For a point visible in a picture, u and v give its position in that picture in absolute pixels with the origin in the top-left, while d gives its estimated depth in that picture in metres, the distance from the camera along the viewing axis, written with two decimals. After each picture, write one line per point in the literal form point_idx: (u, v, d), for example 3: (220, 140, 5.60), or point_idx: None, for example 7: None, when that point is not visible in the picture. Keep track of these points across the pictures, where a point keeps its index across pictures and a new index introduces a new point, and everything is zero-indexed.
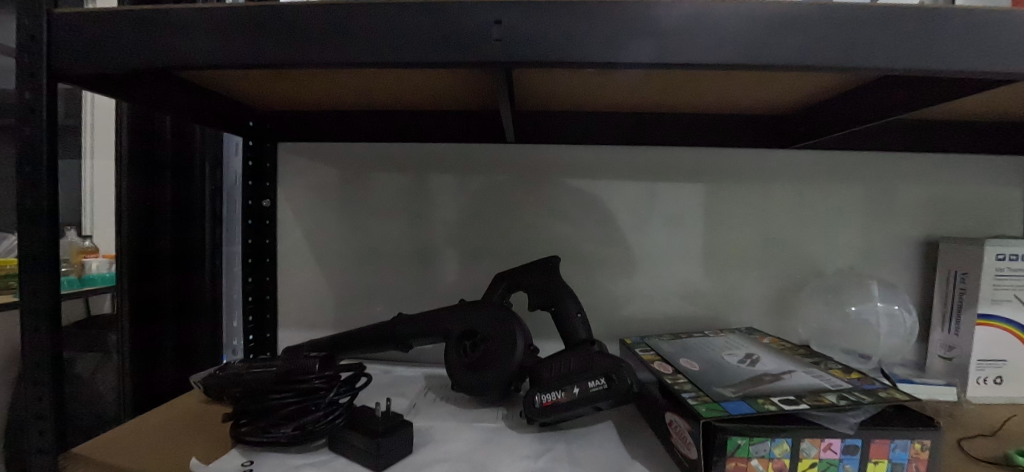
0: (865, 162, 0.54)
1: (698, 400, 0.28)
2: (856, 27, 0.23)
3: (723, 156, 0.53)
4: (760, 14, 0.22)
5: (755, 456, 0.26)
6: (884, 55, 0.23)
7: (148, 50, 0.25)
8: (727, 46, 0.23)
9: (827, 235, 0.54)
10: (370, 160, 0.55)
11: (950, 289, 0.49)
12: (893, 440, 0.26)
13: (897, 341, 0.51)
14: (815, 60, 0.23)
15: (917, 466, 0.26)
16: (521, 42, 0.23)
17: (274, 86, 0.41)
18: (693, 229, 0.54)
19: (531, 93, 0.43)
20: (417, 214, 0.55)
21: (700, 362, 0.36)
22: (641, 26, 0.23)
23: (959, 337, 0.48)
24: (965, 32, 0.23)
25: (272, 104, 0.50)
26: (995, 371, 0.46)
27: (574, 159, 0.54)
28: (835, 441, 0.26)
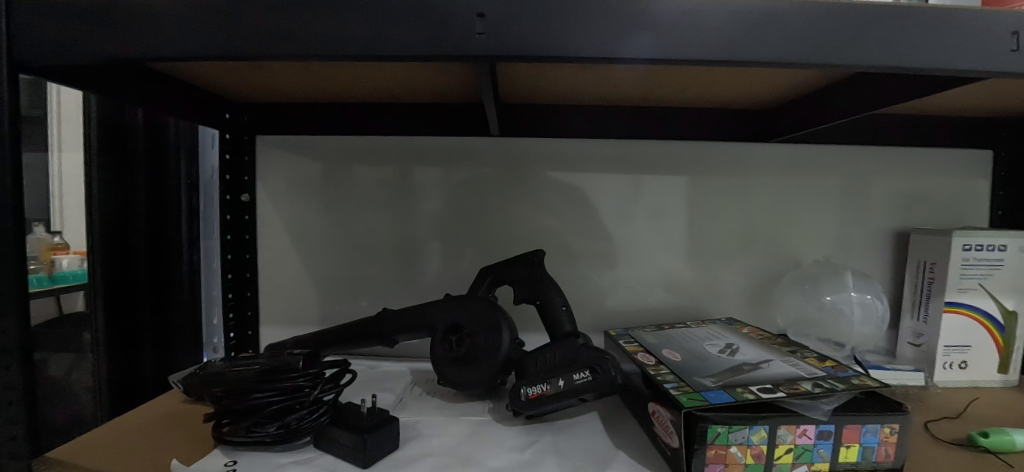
0: (842, 154, 0.55)
1: (680, 390, 0.29)
2: (837, 22, 0.23)
3: (707, 149, 0.54)
4: (743, 10, 0.23)
5: (734, 444, 0.26)
6: (859, 53, 0.23)
7: (113, 39, 0.24)
8: (708, 43, 0.23)
9: (804, 227, 0.55)
10: (353, 152, 0.54)
11: (920, 278, 0.51)
12: (864, 425, 0.27)
13: (870, 329, 0.51)
14: (792, 57, 0.23)
15: (886, 449, 0.28)
16: (505, 35, 0.23)
17: (254, 78, 0.40)
18: (678, 222, 0.55)
19: (516, 86, 0.43)
20: (402, 209, 0.55)
21: (682, 353, 0.37)
22: (627, 19, 0.23)
23: (928, 324, 0.50)
24: (943, 31, 0.23)
25: (249, 96, 0.48)
26: (962, 357, 0.48)
27: (560, 152, 0.54)
28: (810, 427, 0.27)
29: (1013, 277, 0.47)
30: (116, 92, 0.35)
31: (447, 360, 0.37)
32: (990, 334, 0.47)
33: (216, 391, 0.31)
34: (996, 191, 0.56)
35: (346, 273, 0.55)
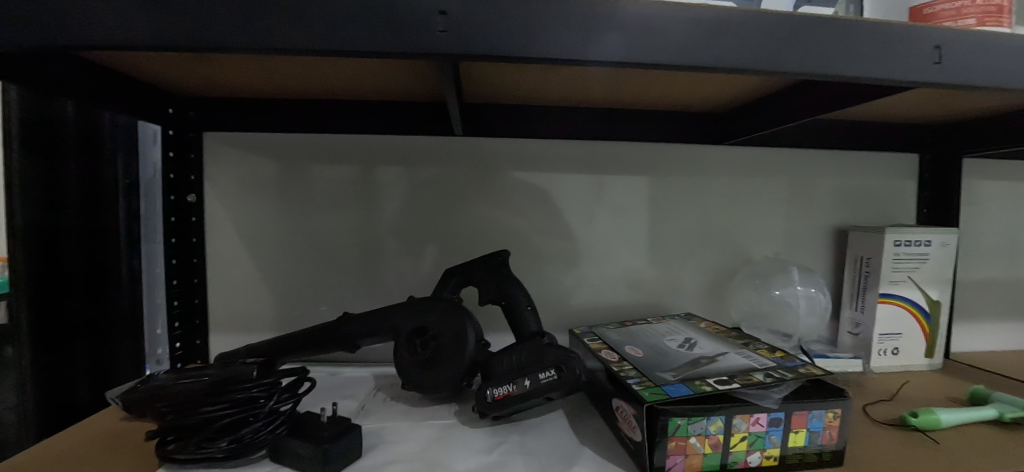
0: (789, 156, 0.58)
1: (642, 385, 0.29)
2: (785, 30, 0.24)
3: (667, 151, 0.56)
4: (700, 16, 0.24)
5: (692, 435, 0.27)
6: (804, 62, 0.25)
7: (32, 25, 0.22)
8: (667, 48, 0.24)
9: (755, 225, 0.58)
10: (311, 150, 0.52)
11: (857, 272, 0.55)
12: (811, 411, 0.29)
13: (814, 320, 0.56)
14: (744, 64, 0.24)
15: (830, 432, 0.29)
16: (469, 35, 0.22)
17: (202, 72, 0.38)
18: (640, 221, 0.56)
19: (480, 86, 0.43)
20: (365, 209, 0.53)
21: (644, 349, 0.38)
22: (589, 21, 0.23)
23: (865, 314, 0.53)
24: (878, 41, 0.25)
25: (195, 90, 0.45)
26: (893, 343, 0.52)
27: (525, 152, 0.54)
28: (762, 416, 0.28)
29: (936, 269, 0.52)
30: (46, 89, 0.32)
31: (412, 365, 0.36)
32: (917, 321, 0.52)
33: (159, 407, 0.29)
34: (922, 191, 0.61)
35: (305, 277, 0.53)
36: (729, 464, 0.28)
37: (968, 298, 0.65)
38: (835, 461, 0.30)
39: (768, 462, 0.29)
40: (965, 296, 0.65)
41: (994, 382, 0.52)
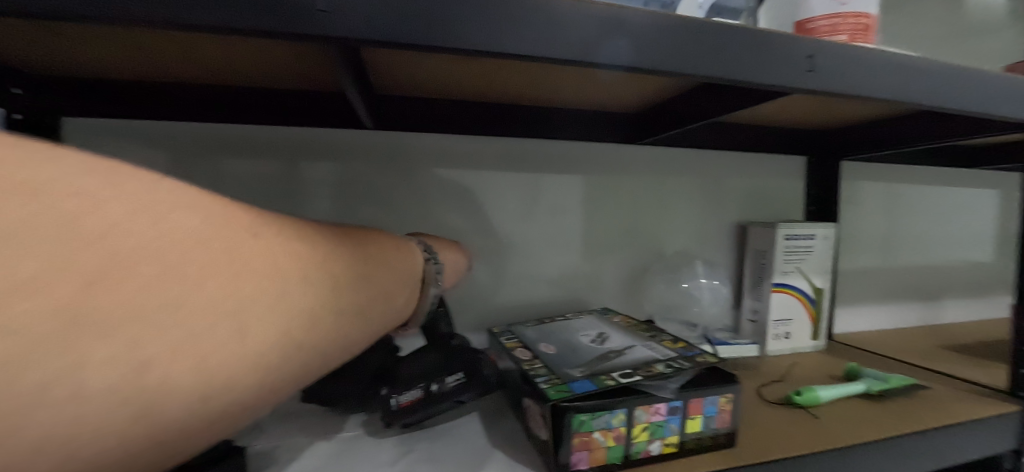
0: (696, 155, 0.62)
1: (550, 383, 0.30)
2: (674, 28, 0.25)
3: (591, 152, 0.57)
4: (595, 11, 0.24)
5: (597, 429, 0.28)
6: (693, 63, 0.26)
7: None
8: (561, 47, 0.23)
9: (667, 221, 0.61)
10: (201, 140, 0.47)
11: (755, 263, 0.60)
12: (706, 397, 0.30)
13: (717, 309, 0.64)
14: (637, 61, 0.25)
15: (723, 416, 0.31)
16: (349, 19, 0.21)
17: (46, 44, 0.32)
18: (561, 218, 0.57)
19: (391, 78, 0.41)
20: (267, 207, 0.49)
21: (557, 346, 0.38)
22: (478, 11, 0.22)
23: (762, 302, 0.59)
24: (754, 44, 0.27)
25: (53, 68, 0.39)
26: (788, 328, 0.58)
27: (442, 148, 0.53)
28: (662, 405, 0.29)
29: (820, 259, 0.59)
30: None
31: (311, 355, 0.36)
32: (806, 308, 0.59)
33: None
34: (811, 189, 0.69)
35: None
36: (632, 453, 0.29)
37: (844, 285, 0.74)
38: (726, 441, 0.32)
39: (666, 448, 0.30)
40: (840, 284, 0.74)
41: (861, 356, 0.60)
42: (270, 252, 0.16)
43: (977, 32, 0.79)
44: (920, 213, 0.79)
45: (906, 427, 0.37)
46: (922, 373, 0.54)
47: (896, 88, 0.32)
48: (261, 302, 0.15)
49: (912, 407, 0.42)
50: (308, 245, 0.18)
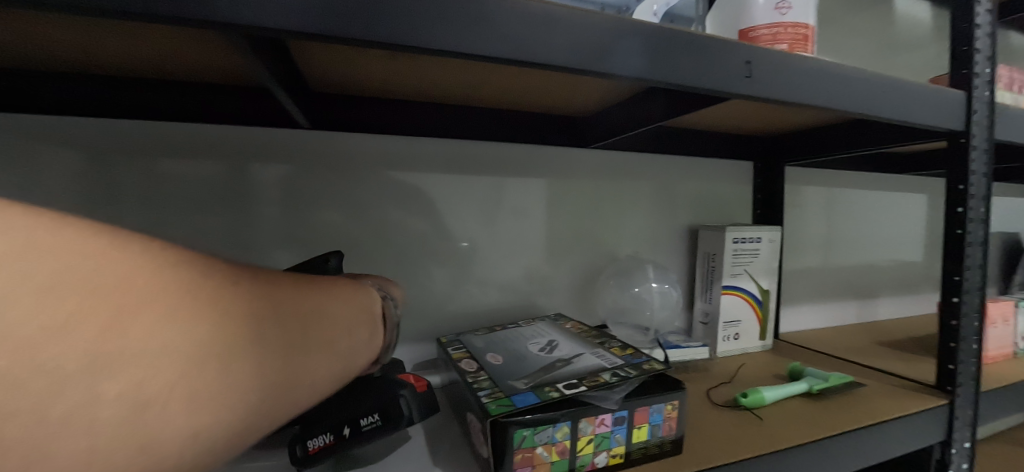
0: (671, 183, 0.81)
1: (490, 396, 0.38)
2: (655, 42, 0.38)
3: (545, 154, 0.73)
4: (599, 22, 0.36)
5: (540, 443, 0.36)
6: (664, 77, 0.38)
7: None
8: (577, 55, 0.35)
9: (642, 234, 0.80)
10: (306, 145, 0.61)
11: (706, 266, 0.76)
12: (651, 406, 0.40)
13: (667, 312, 0.78)
14: (630, 73, 0.37)
15: (669, 422, 0.41)
16: (435, 31, 0.31)
17: (202, 55, 0.43)
18: (568, 221, 0.75)
19: (454, 73, 0.46)
20: (372, 204, 0.65)
21: (502, 356, 0.48)
22: (523, 26, 0.33)
23: (711, 304, 0.74)
24: (707, 65, 0.40)
25: (179, 65, 0.48)
26: (736, 329, 0.74)
27: (486, 151, 0.69)
28: (607, 417, 0.38)
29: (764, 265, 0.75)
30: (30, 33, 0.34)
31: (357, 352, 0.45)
32: (752, 309, 0.75)
33: None
34: (758, 195, 0.90)
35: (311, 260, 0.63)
36: (577, 467, 0.38)
37: (789, 289, 1.00)
38: (675, 449, 0.42)
39: (615, 459, 0.39)
40: (788, 286, 0.99)
41: (820, 360, 0.73)
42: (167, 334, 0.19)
43: (896, 49, 1.07)
44: (847, 213, 1.07)
45: (839, 428, 0.49)
46: (870, 374, 0.66)
47: (822, 94, 0.45)
48: (205, 391, 0.19)
49: (835, 401, 0.55)
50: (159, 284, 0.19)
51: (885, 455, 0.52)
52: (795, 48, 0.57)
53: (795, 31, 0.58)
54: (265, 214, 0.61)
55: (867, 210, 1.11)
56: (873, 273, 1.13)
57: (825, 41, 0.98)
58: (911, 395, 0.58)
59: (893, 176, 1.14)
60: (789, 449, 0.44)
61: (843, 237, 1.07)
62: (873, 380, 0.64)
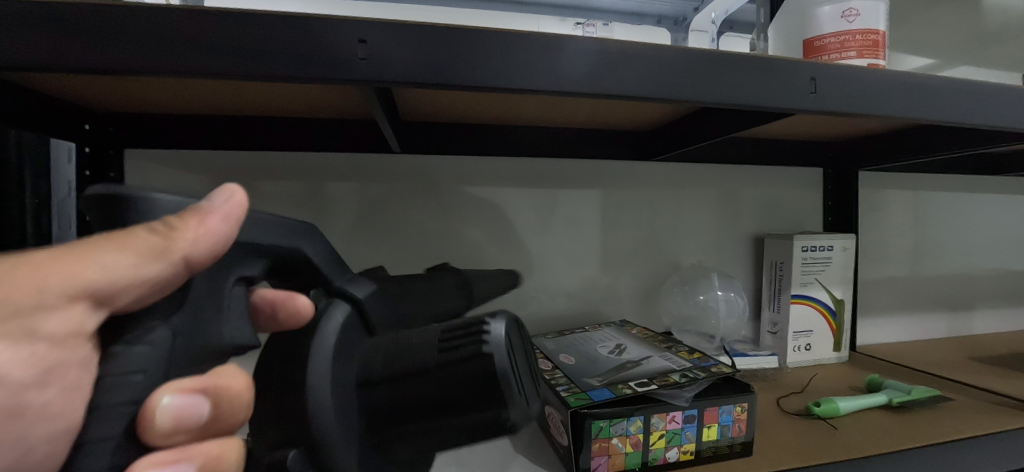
0: (733, 189, 0.82)
1: (567, 391, 0.43)
2: (720, 66, 0.41)
3: (603, 167, 0.76)
4: (665, 54, 0.40)
5: (616, 435, 0.40)
6: (729, 96, 0.41)
7: (215, 59, 0.32)
8: (648, 83, 0.39)
9: (704, 243, 0.80)
10: (395, 167, 0.70)
11: (774, 274, 0.75)
12: (720, 406, 0.42)
13: (734, 321, 0.76)
14: (697, 95, 0.41)
15: (738, 423, 0.43)
16: (524, 74, 0.37)
17: (320, 100, 0.52)
18: (629, 230, 0.78)
19: (527, 105, 0.53)
20: (449, 218, 0.73)
21: (573, 356, 0.53)
22: (601, 60, 0.38)
23: (780, 313, 0.73)
24: (768, 83, 0.42)
25: (304, 108, 0.58)
26: (808, 339, 0.73)
27: (551, 167, 0.75)
28: (677, 414, 0.41)
29: (837, 273, 0.73)
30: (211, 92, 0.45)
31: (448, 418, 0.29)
32: (825, 319, 0.73)
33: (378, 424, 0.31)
34: (828, 201, 0.87)
35: (397, 268, 0.72)
36: (649, 460, 0.41)
37: (868, 298, 0.94)
38: (745, 450, 0.44)
39: (685, 455, 0.42)
40: (866, 296, 0.94)
41: (903, 373, 0.70)
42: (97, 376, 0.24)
43: (987, 40, 0.99)
44: (935, 217, 0.99)
45: (923, 440, 0.48)
46: (962, 390, 0.62)
47: (889, 105, 0.46)
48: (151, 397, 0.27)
49: (919, 415, 0.54)
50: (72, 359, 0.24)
51: None
52: (864, 54, 0.57)
53: (865, 37, 0.57)
54: (360, 229, 0.70)
55: (960, 213, 1.02)
56: (968, 282, 1.04)
57: (902, 37, 0.93)
58: (1010, 414, 0.54)
59: (992, 176, 1.04)
60: (867, 459, 0.44)
61: (932, 243, 0.99)
62: (965, 396, 0.60)
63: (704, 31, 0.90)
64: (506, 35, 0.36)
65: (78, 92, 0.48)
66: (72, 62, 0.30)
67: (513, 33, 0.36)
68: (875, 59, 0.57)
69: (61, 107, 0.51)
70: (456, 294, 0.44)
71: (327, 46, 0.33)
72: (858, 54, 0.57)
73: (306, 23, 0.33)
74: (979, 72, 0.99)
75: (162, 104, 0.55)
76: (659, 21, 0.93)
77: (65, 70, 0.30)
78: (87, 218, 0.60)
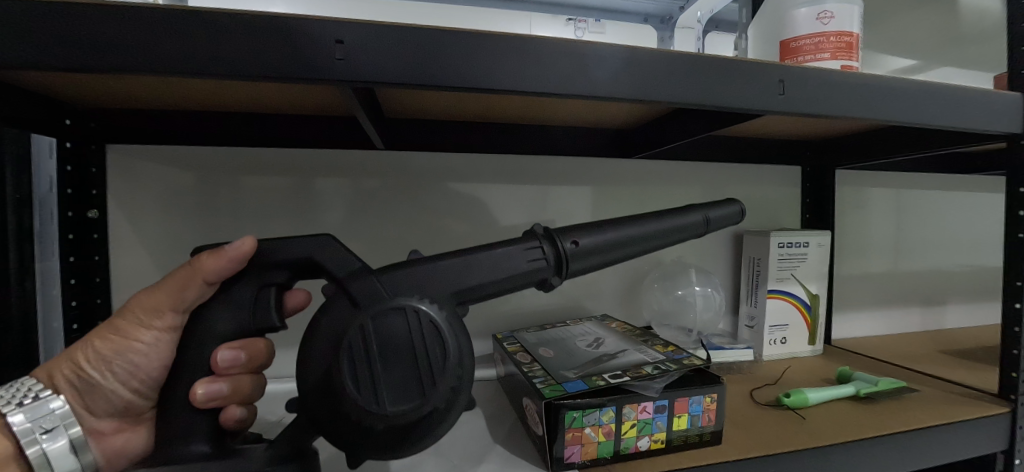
0: (714, 186, 0.83)
1: (543, 383, 0.44)
2: (698, 68, 0.42)
3: (588, 164, 0.78)
4: (643, 55, 0.41)
5: (588, 425, 0.41)
6: (706, 97, 0.43)
7: (194, 58, 0.32)
8: (626, 84, 0.41)
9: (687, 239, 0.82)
10: (380, 164, 0.71)
11: (752, 270, 0.77)
12: (690, 397, 0.44)
13: (710, 314, 0.78)
14: (678, 96, 0.42)
15: (708, 412, 0.44)
16: (509, 75, 0.38)
17: (307, 98, 0.52)
18: None
19: (509, 105, 0.54)
20: (434, 213, 0.73)
21: (552, 349, 0.54)
22: (581, 59, 0.39)
23: (757, 308, 0.75)
24: (741, 83, 0.44)
25: (297, 106, 0.59)
26: (784, 333, 0.75)
27: (536, 164, 0.76)
28: (648, 404, 0.42)
29: (812, 269, 0.75)
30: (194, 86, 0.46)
31: (362, 429, 0.34)
32: (801, 313, 0.75)
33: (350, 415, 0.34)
34: (806, 199, 0.89)
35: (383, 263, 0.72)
36: (622, 449, 0.43)
37: (845, 293, 0.97)
38: (715, 439, 0.45)
39: (656, 444, 0.44)
40: (843, 291, 0.97)
41: (874, 366, 0.72)
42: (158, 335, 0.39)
43: (962, 41, 1.02)
44: (912, 214, 1.02)
45: (885, 429, 0.50)
46: (928, 382, 0.65)
47: (856, 107, 0.47)
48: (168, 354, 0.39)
49: (884, 405, 0.56)
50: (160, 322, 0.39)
51: (937, 460, 0.52)
52: (838, 56, 0.58)
53: (839, 39, 0.59)
54: (346, 224, 0.71)
55: (937, 210, 1.04)
56: (943, 278, 1.07)
57: (881, 38, 0.95)
58: (972, 405, 0.56)
59: (968, 175, 1.06)
60: (830, 447, 0.46)
61: (908, 239, 1.02)
62: (931, 387, 0.63)
63: (691, 29, 0.90)
64: (488, 37, 0.37)
65: (64, 89, 0.48)
66: (55, 59, 0.31)
67: (491, 35, 0.37)
68: (850, 61, 0.59)
69: (46, 101, 0.52)
70: (527, 261, 0.41)
71: (310, 45, 0.34)
72: (831, 56, 0.59)
73: (287, 20, 0.33)
74: (957, 73, 1.01)
75: (146, 100, 0.56)
76: (646, 19, 0.94)
77: (45, 66, 0.31)
78: (72, 213, 0.60)
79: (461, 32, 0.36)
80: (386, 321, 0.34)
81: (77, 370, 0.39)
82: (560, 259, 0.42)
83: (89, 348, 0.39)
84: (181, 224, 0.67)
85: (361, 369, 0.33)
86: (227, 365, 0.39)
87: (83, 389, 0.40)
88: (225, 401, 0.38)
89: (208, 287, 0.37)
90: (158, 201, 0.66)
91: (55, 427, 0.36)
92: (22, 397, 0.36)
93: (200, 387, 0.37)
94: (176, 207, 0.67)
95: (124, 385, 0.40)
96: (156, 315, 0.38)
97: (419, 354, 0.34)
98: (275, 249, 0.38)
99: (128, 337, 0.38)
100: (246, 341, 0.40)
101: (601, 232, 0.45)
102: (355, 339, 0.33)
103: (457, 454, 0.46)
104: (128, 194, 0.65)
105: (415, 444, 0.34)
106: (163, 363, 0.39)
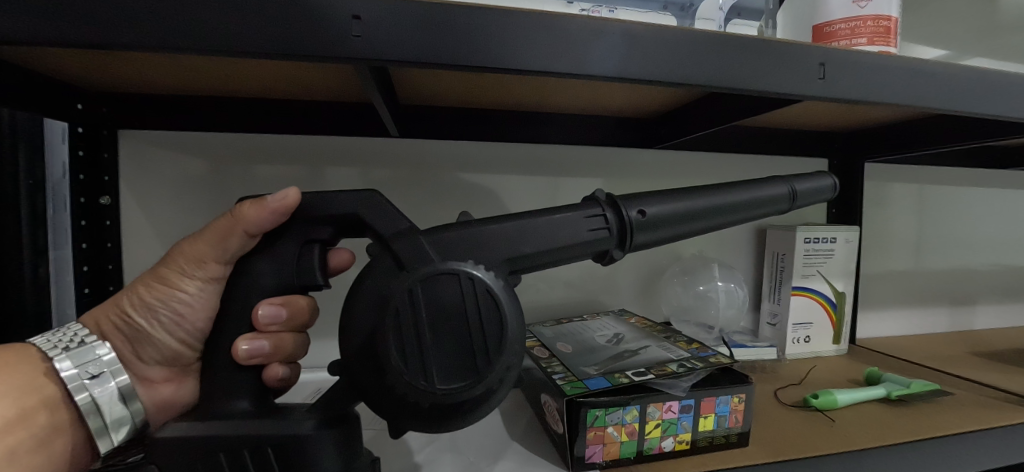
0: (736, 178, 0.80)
1: (564, 380, 0.42)
2: (737, 48, 0.40)
3: (604, 154, 0.75)
4: (676, 36, 0.38)
5: (610, 424, 0.40)
6: (744, 81, 0.40)
7: (208, 33, 0.31)
8: (659, 65, 0.38)
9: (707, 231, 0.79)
10: (392, 152, 0.69)
11: (775, 266, 0.75)
12: (717, 397, 0.42)
13: (733, 312, 0.76)
14: (713, 82, 0.40)
15: (735, 413, 0.43)
16: (532, 56, 0.36)
17: (318, 80, 0.50)
18: None
19: (522, 90, 0.52)
20: (446, 203, 0.72)
21: (570, 345, 0.52)
22: (608, 41, 0.37)
23: (779, 305, 0.73)
24: (783, 66, 0.41)
25: (310, 91, 0.58)
26: (808, 331, 0.72)
27: (551, 153, 0.74)
28: (673, 404, 0.41)
29: (839, 266, 0.73)
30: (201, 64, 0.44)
31: (406, 403, 0.32)
32: (825, 311, 0.72)
33: (399, 389, 0.32)
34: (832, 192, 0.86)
35: None
36: (645, 449, 0.41)
37: (869, 291, 0.94)
38: (742, 441, 0.43)
39: (680, 445, 0.42)
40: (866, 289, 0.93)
41: (903, 367, 0.69)
42: (199, 283, 0.39)
43: (999, 29, 0.97)
44: (941, 210, 0.98)
45: (919, 434, 0.48)
46: (962, 385, 0.62)
47: (900, 93, 0.45)
48: (208, 303, 0.40)
49: (917, 408, 0.54)
50: (201, 271, 0.39)
51: None
52: (876, 41, 0.55)
53: (877, 23, 0.55)
54: None
55: (966, 206, 1.00)
56: (970, 276, 1.03)
57: (915, 25, 0.91)
58: (1010, 410, 0.54)
59: (999, 170, 1.02)
60: (865, 452, 0.44)
61: (935, 235, 0.98)
62: (964, 390, 0.60)
63: (711, 19, 0.87)
64: (510, 14, 0.35)
65: (75, 69, 0.47)
66: (64, 34, 0.29)
67: (510, 14, 0.35)
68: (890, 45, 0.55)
69: (57, 86, 0.51)
70: (588, 230, 0.38)
71: (320, 22, 0.32)
72: (868, 41, 0.55)
73: None
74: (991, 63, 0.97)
75: (157, 83, 0.54)
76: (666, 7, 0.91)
77: (57, 43, 0.29)
78: (84, 199, 0.59)
79: (479, 10, 0.34)
80: (434, 285, 0.32)
81: (123, 315, 0.40)
82: (625, 230, 0.40)
83: (132, 295, 0.40)
84: (195, 211, 0.66)
85: (410, 340, 0.32)
86: (268, 322, 0.37)
87: (128, 332, 0.41)
88: (266, 359, 0.37)
89: (249, 238, 0.37)
90: (173, 187, 0.65)
91: (101, 373, 0.36)
92: (69, 343, 0.37)
93: (242, 344, 0.36)
94: (190, 193, 0.66)
95: (170, 334, 0.41)
96: (200, 265, 0.39)
97: (472, 326, 0.32)
98: (314, 203, 0.36)
99: (172, 284, 0.39)
100: (287, 298, 0.38)
101: (670, 203, 0.42)
102: (404, 303, 0.32)
103: (475, 450, 0.44)
104: (142, 181, 0.64)
105: (457, 421, 0.33)
106: (207, 313, 0.41)
